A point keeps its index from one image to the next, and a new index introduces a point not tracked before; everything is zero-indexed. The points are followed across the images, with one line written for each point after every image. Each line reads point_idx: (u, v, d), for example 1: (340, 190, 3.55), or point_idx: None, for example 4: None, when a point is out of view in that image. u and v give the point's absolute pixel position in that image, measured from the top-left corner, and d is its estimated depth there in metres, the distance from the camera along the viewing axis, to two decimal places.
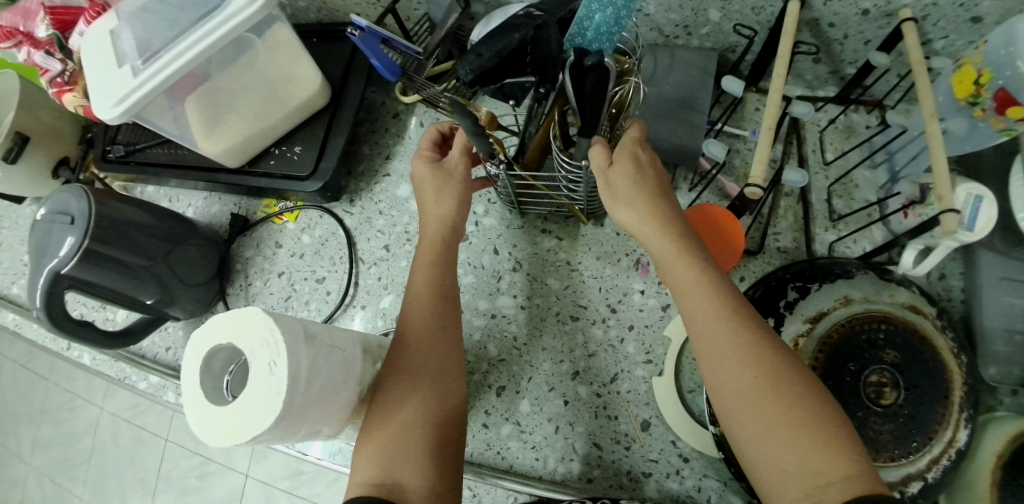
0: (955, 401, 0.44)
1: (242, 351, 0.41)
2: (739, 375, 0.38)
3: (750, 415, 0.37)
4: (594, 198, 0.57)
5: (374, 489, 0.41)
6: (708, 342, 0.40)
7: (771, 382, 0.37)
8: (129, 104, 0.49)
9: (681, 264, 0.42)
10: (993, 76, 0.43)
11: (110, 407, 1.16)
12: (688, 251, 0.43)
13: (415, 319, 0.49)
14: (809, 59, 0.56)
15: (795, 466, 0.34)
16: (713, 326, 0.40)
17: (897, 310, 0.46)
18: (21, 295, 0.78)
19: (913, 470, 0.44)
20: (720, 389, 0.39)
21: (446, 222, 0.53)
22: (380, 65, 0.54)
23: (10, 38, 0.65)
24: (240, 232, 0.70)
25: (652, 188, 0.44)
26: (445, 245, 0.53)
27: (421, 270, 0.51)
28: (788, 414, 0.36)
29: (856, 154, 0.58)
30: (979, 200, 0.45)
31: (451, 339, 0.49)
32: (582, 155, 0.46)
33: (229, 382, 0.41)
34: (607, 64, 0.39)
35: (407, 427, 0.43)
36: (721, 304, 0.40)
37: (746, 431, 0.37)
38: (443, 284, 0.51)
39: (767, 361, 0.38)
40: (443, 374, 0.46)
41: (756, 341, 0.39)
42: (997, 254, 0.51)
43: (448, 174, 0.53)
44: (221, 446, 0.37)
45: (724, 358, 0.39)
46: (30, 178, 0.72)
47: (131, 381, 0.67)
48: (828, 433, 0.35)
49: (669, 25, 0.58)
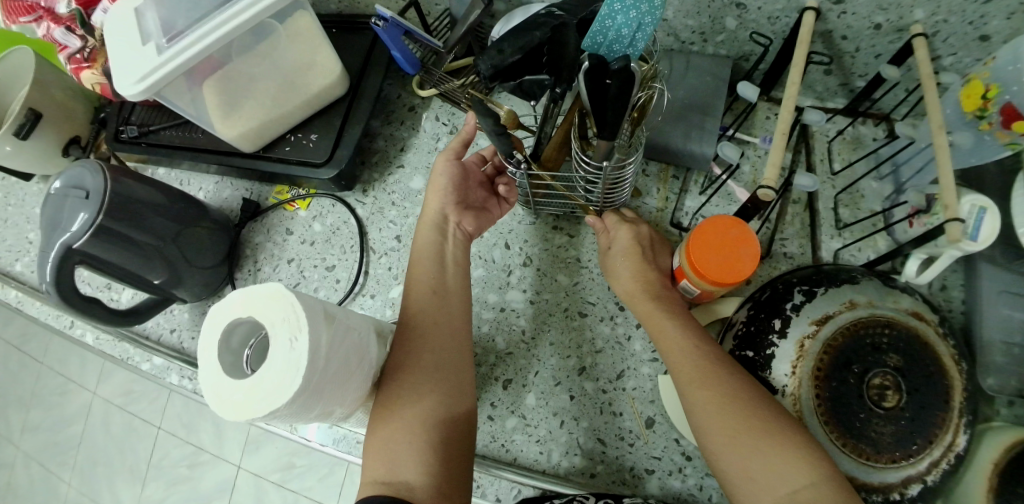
0: (955, 406, 0.45)
1: (262, 326, 0.40)
2: (736, 415, 0.42)
3: (746, 453, 0.40)
4: (610, 199, 0.58)
5: (383, 486, 0.43)
6: (699, 389, 0.44)
7: (730, 399, 0.43)
8: (152, 79, 0.49)
9: (665, 321, 0.50)
10: (999, 91, 0.45)
11: (104, 393, 1.15)
12: (671, 312, 0.50)
13: (415, 315, 0.52)
14: (820, 70, 0.58)
15: (796, 490, 0.38)
16: (702, 375, 0.44)
17: (900, 316, 0.47)
18: (25, 273, 0.77)
19: (913, 473, 0.44)
20: (713, 437, 0.42)
21: (435, 225, 0.58)
22: (399, 55, 0.59)
23: (32, 12, 0.65)
24: (250, 217, 0.70)
25: (639, 253, 0.54)
26: (435, 244, 0.57)
27: (416, 265, 0.56)
28: (748, 426, 0.41)
29: (863, 164, 0.60)
30: (983, 212, 0.46)
31: (448, 335, 0.51)
32: (602, 156, 0.47)
33: (249, 357, 0.39)
34: (632, 68, 0.40)
35: (410, 421, 0.46)
36: (705, 353, 0.46)
37: (752, 468, 0.40)
38: (439, 279, 0.55)
39: (728, 383, 0.43)
40: (446, 372, 0.49)
41: (712, 366, 0.45)
42: (996, 267, 0.53)
43: (444, 186, 0.58)
44: (234, 421, 0.35)
45: (692, 381, 0.45)
46: (42, 154, 0.72)
47: (134, 362, 0.66)
48: (784, 444, 0.40)
49: (686, 31, 0.59)
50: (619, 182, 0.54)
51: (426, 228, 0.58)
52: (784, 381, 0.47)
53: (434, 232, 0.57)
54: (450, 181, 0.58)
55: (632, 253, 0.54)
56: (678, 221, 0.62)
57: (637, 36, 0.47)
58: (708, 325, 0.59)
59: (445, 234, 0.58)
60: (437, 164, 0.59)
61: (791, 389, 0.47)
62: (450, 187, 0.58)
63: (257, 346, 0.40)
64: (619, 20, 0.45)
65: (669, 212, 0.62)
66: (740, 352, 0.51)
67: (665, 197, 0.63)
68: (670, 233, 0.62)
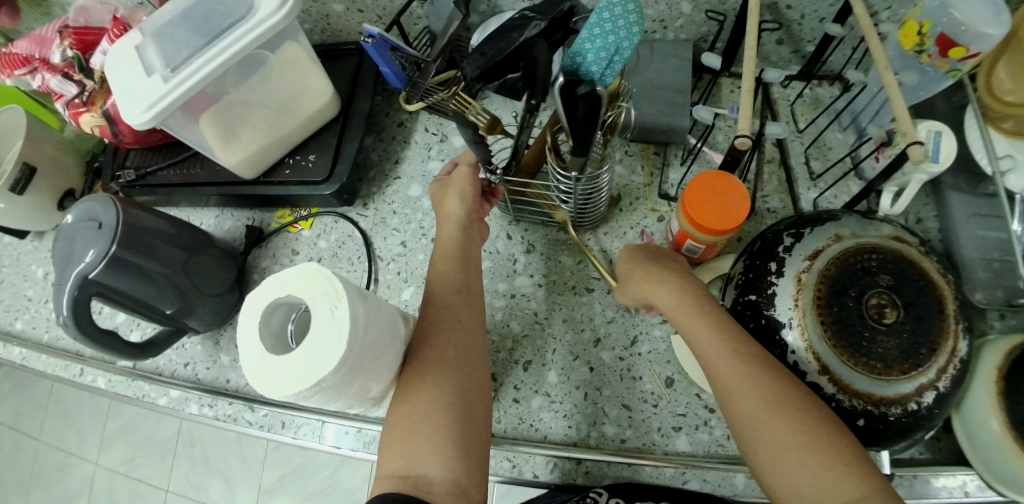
0: (950, 313, 0.48)
1: (301, 303, 0.42)
2: (785, 427, 0.41)
3: (793, 461, 0.40)
4: (585, 212, 0.61)
5: (402, 479, 0.43)
6: (744, 401, 0.43)
7: (777, 407, 0.42)
8: (159, 107, 0.52)
9: (698, 326, 0.48)
10: (932, 25, 0.50)
11: (105, 461, 1.12)
12: (700, 311, 0.49)
13: (437, 308, 0.53)
14: (773, 40, 0.64)
15: (846, 502, 0.38)
16: (746, 380, 0.44)
17: (883, 241, 0.50)
18: (26, 331, 0.77)
19: (926, 382, 0.47)
20: (757, 448, 0.42)
21: (458, 222, 0.58)
22: (389, 70, 0.65)
23: (27, 65, 0.68)
24: (255, 244, 0.71)
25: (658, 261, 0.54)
26: (458, 243, 0.58)
27: (440, 262, 0.57)
28: (796, 434, 0.41)
29: (824, 119, 0.65)
30: (939, 135, 0.51)
31: (472, 337, 0.51)
32: (575, 169, 0.49)
33: (291, 332, 0.42)
34: (598, 91, 0.43)
35: (427, 413, 0.45)
36: (746, 359, 0.45)
37: (798, 482, 0.40)
38: (464, 277, 0.56)
39: (774, 388, 0.43)
40: (466, 369, 0.49)
41: (754, 370, 0.44)
42: (963, 193, 0.59)
43: (466, 179, 0.59)
44: (282, 397, 0.37)
45: (737, 386, 0.44)
46: (36, 210, 0.74)
47: (151, 398, 0.67)
48: (832, 453, 0.40)
49: (647, 20, 0.65)
50: (594, 192, 0.56)
51: (448, 225, 0.59)
52: (789, 315, 0.50)
53: (459, 230, 0.59)
54: (472, 187, 0.59)
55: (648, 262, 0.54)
56: (665, 192, 0.66)
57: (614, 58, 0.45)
58: (709, 281, 0.62)
59: (470, 235, 0.59)
60: (460, 170, 0.60)
61: (797, 321, 0.49)
62: (472, 182, 0.59)
63: (299, 321, 0.42)
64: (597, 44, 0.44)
65: (656, 185, 0.66)
66: (744, 297, 0.54)
67: (649, 173, 0.67)
68: (659, 205, 0.65)
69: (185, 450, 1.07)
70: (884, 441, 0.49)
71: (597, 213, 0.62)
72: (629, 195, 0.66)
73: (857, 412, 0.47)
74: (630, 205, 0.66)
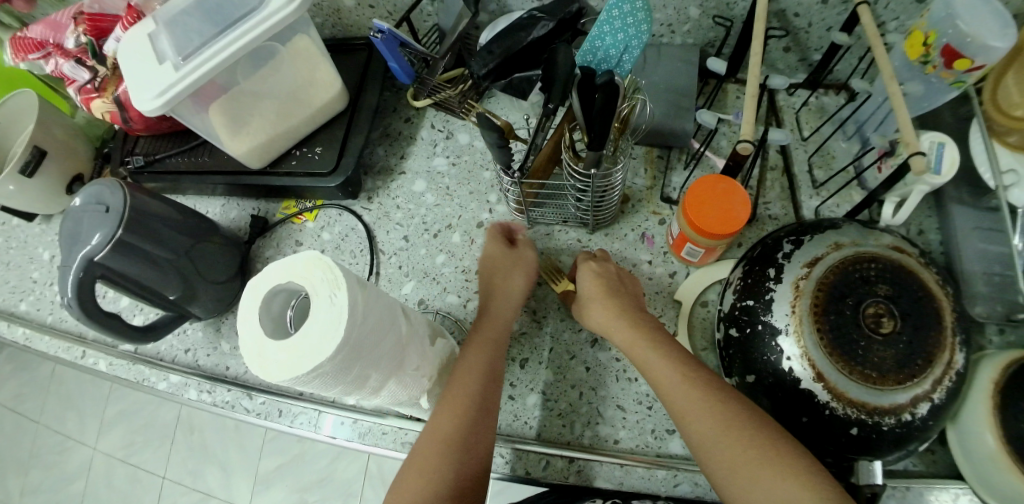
0: (948, 325, 0.48)
1: (301, 289, 0.42)
2: (734, 445, 0.42)
3: (745, 470, 0.41)
4: (601, 207, 0.60)
5: None
6: (692, 419, 0.45)
7: (725, 419, 0.44)
8: (170, 95, 0.53)
9: (650, 357, 0.50)
10: (938, 36, 0.50)
11: (104, 446, 1.13)
12: (651, 336, 0.51)
13: (465, 395, 0.49)
14: (780, 47, 0.64)
15: None
16: (695, 397, 0.46)
17: (883, 250, 0.51)
18: (30, 312, 0.78)
19: (920, 392, 0.47)
20: (715, 461, 0.43)
21: (514, 303, 0.58)
22: (397, 65, 0.63)
23: (42, 49, 0.69)
24: (259, 233, 0.72)
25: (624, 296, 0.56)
26: (504, 326, 0.56)
27: (477, 346, 0.53)
28: (744, 445, 0.42)
29: (828, 128, 0.65)
30: (942, 146, 0.51)
31: (486, 421, 0.49)
32: (590, 164, 0.49)
33: (292, 317, 0.42)
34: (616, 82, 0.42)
35: (426, 492, 0.44)
36: (697, 383, 0.47)
37: (751, 497, 0.41)
38: (498, 367, 0.53)
39: (721, 401, 0.45)
40: (473, 450, 0.47)
41: (703, 388, 0.46)
42: (965, 206, 0.59)
43: (531, 263, 0.61)
44: (280, 381, 0.37)
45: (690, 402, 0.46)
46: (45, 193, 0.75)
47: (151, 382, 0.67)
48: (782, 462, 0.40)
49: (655, 24, 0.65)
50: (607, 190, 0.56)
51: (502, 302, 0.58)
52: (785, 321, 0.50)
53: (511, 312, 0.58)
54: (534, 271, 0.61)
55: (607, 289, 0.55)
56: (667, 195, 0.66)
57: (625, 54, 0.52)
58: (709, 285, 0.62)
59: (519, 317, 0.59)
60: (527, 250, 0.61)
61: (793, 327, 0.50)
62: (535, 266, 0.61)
63: (299, 307, 0.42)
64: (607, 41, 0.51)
65: (658, 188, 0.66)
66: (742, 302, 0.54)
67: (653, 176, 0.67)
68: (662, 207, 0.66)
69: (184, 437, 1.08)
70: (877, 451, 0.49)
71: (612, 206, 0.61)
72: (633, 198, 0.66)
73: (850, 421, 0.47)
74: (633, 208, 0.66)
